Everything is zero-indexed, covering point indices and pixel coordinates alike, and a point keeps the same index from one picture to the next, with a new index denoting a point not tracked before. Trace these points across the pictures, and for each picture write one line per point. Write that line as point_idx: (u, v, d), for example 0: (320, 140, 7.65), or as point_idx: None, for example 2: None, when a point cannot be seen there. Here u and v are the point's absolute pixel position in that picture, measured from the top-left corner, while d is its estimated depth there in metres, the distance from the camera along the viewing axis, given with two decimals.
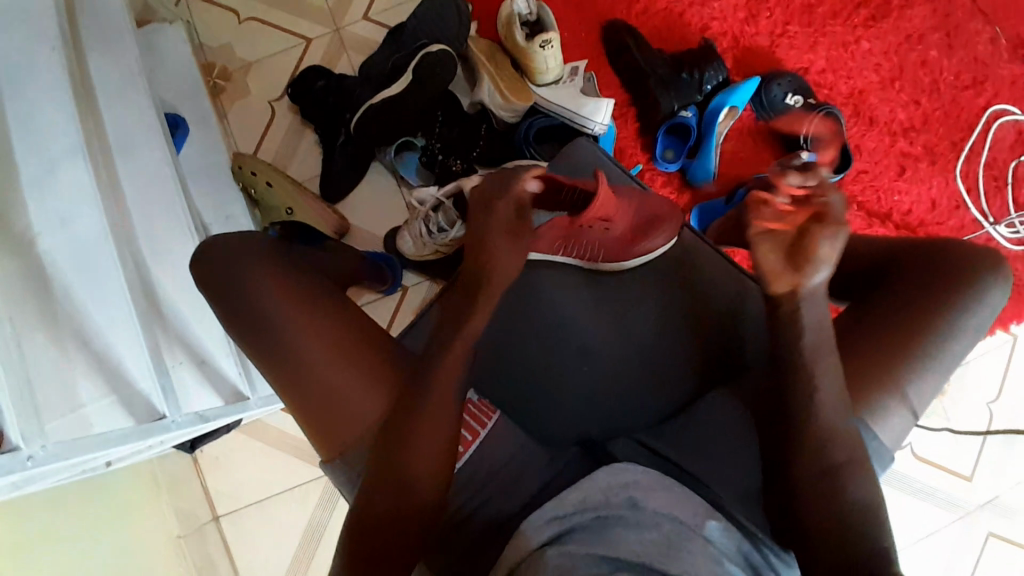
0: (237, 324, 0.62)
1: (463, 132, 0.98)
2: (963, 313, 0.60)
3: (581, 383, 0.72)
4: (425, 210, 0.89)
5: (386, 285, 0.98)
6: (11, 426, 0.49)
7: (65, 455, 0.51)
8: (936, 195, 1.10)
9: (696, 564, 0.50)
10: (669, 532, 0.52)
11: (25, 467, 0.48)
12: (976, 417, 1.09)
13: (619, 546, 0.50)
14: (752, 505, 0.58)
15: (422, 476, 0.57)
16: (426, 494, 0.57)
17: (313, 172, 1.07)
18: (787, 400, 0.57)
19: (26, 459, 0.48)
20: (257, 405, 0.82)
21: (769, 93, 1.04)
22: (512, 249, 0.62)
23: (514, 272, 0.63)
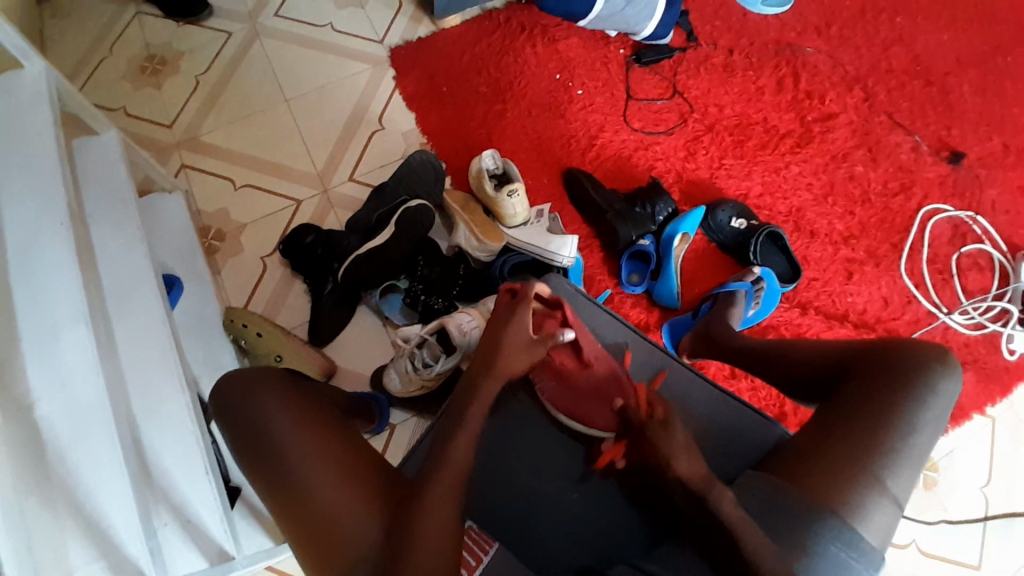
0: (253, 463, 0.66)
1: (443, 273, 1.05)
2: (919, 405, 0.64)
3: (568, 509, 0.72)
4: (411, 347, 0.93)
5: (375, 424, 0.98)
6: None
7: None
8: (887, 293, 1.19)
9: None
10: None
11: None
12: (973, 505, 1.08)
13: None
14: None
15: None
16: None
17: (301, 318, 1.13)
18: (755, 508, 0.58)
19: None
20: (241, 565, 0.78)
21: (716, 218, 1.15)
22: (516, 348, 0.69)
23: None
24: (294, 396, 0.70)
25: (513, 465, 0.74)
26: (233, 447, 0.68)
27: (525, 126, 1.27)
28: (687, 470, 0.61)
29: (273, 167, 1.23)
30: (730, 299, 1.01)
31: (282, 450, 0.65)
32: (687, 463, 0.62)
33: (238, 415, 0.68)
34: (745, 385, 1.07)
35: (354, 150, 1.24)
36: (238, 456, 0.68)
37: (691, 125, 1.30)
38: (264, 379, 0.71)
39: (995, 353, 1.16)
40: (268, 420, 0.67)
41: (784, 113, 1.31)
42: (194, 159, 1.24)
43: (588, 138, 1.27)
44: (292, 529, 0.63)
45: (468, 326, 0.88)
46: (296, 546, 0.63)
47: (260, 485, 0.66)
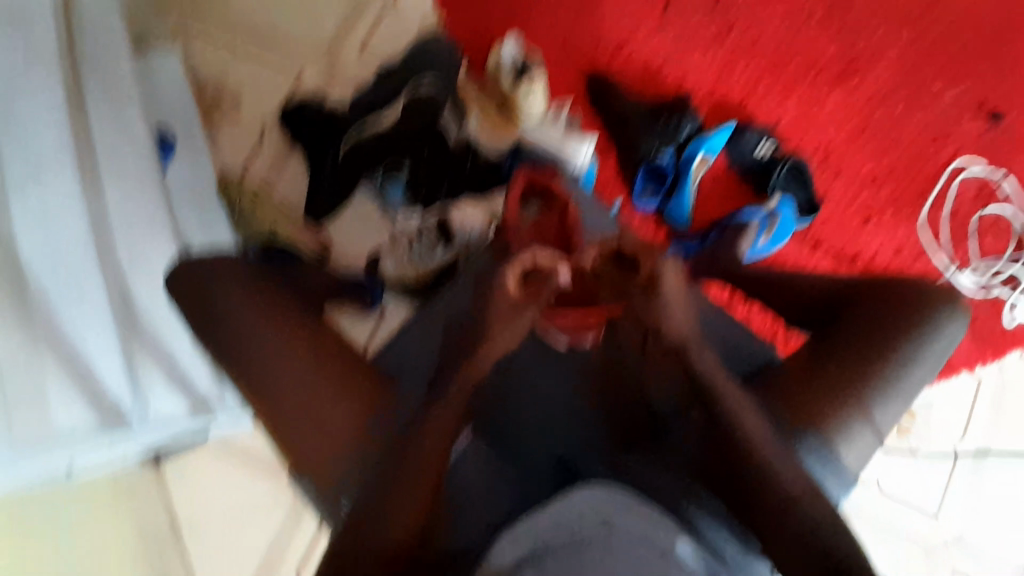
0: (226, 357, 0.68)
1: (450, 164, 1.01)
2: (920, 341, 0.63)
3: (550, 407, 0.73)
4: (412, 234, 0.95)
5: (366, 309, 0.98)
6: None
7: None
8: (900, 243, 1.16)
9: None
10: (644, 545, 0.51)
11: None
12: (939, 455, 1.11)
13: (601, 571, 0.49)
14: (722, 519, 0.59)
15: (393, 536, 0.54)
16: (404, 543, 0.54)
17: (299, 195, 1.09)
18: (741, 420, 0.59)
19: None
20: (226, 420, 0.82)
21: (744, 140, 1.08)
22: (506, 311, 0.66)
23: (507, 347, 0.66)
24: (258, 288, 0.71)
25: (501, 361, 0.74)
26: (209, 341, 0.69)
27: (553, 17, 1.17)
28: (678, 323, 0.65)
29: (278, 30, 1.14)
30: (742, 227, 0.97)
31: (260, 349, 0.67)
32: (677, 317, 0.65)
33: (210, 312, 0.69)
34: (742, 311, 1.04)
35: (366, 21, 1.15)
36: (211, 350, 0.70)
37: (731, 37, 1.20)
38: (233, 277, 0.72)
39: (996, 315, 1.14)
40: (245, 320, 0.68)
41: (835, 36, 1.21)
42: (193, 9, 1.14)
43: (620, 39, 1.18)
44: (269, 417, 0.66)
45: (469, 222, 0.92)
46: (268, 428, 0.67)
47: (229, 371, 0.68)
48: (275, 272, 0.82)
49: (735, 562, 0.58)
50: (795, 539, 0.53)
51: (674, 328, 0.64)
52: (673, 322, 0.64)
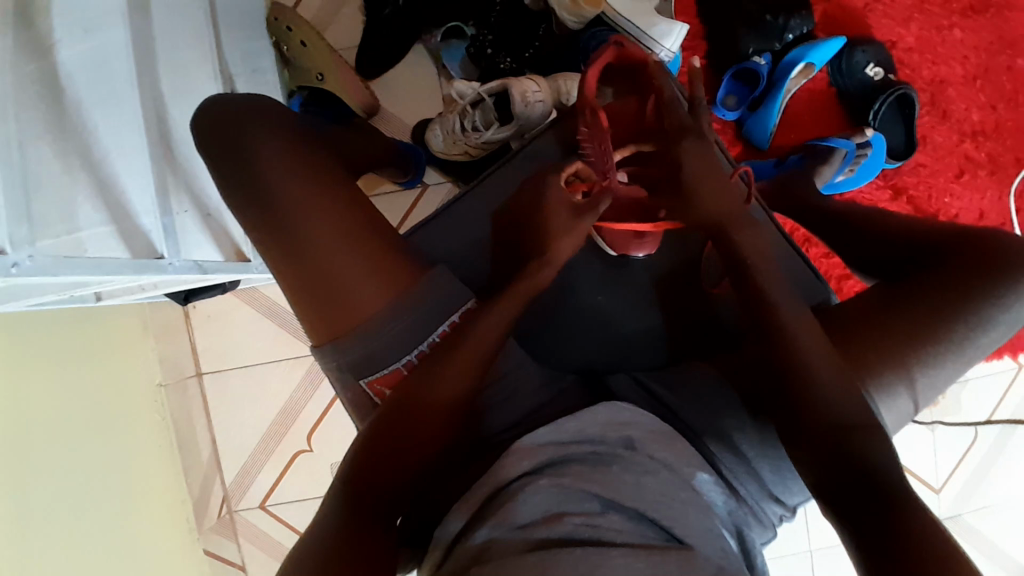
0: (252, 212, 0.61)
1: (519, 32, 0.91)
2: (1006, 302, 0.58)
3: (588, 309, 0.70)
4: (464, 104, 0.83)
5: (407, 178, 0.93)
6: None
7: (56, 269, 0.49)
8: (985, 207, 1.05)
9: (689, 513, 0.49)
10: (663, 474, 0.51)
11: (9, 272, 0.46)
12: (960, 432, 1.08)
13: (620, 486, 0.49)
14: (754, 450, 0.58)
15: (432, 401, 0.55)
16: (441, 413, 0.55)
17: (352, 42, 1.00)
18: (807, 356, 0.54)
19: (11, 265, 0.46)
20: (259, 270, 0.82)
21: (852, 58, 0.96)
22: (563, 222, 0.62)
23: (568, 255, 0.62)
24: (289, 140, 0.63)
25: None
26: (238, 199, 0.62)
27: None
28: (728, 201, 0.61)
29: None
30: (825, 155, 0.89)
31: (290, 215, 0.60)
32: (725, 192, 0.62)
33: (236, 165, 0.62)
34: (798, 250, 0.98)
35: None
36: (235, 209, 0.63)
37: None
38: (266, 124, 0.63)
39: None
40: (274, 180, 0.61)
41: None
42: None
43: None
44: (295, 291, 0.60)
45: (533, 97, 0.80)
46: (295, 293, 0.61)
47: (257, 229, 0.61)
48: (317, 129, 0.73)
49: (749, 495, 0.58)
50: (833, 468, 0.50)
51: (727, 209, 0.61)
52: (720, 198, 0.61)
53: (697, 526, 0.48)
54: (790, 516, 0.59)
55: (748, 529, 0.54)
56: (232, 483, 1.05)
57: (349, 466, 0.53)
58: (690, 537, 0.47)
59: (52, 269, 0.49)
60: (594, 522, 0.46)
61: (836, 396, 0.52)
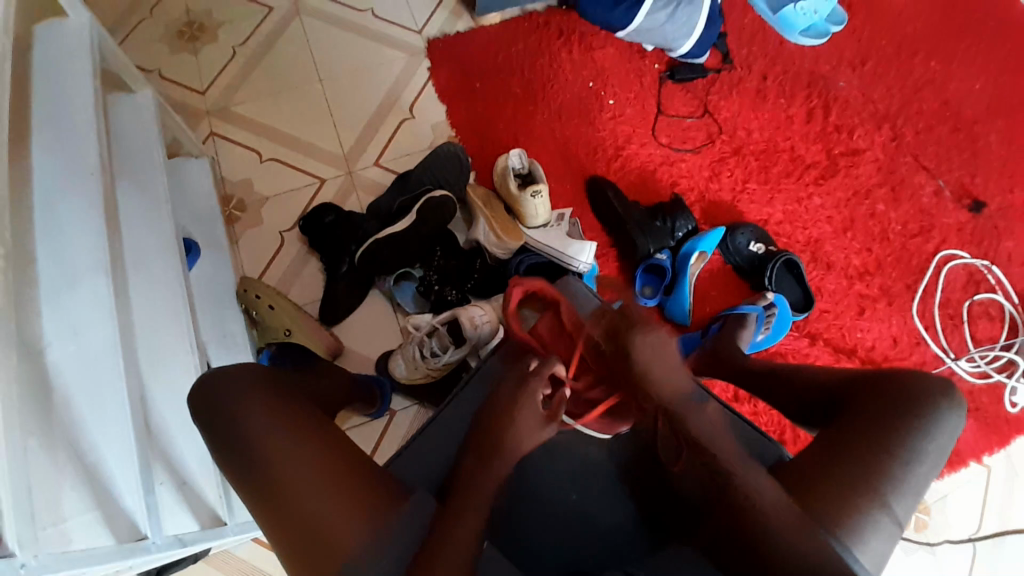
0: (236, 468, 0.65)
1: (459, 266, 1.06)
2: (924, 434, 0.65)
3: (563, 506, 0.73)
4: (421, 334, 0.93)
5: (375, 408, 0.99)
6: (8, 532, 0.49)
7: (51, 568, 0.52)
8: (896, 332, 1.19)
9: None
10: None
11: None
12: (962, 553, 1.08)
13: None
14: None
15: None
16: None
17: (313, 296, 1.13)
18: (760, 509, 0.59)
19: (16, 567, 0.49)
20: (234, 533, 0.79)
21: (734, 239, 1.15)
22: (527, 424, 0.69)
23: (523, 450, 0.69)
24: (270, 394, 0.69)
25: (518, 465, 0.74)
26: (229, 466, 0.66)
27: (552, 130, 1.27)
28: (669, 390, 0.68)
29: (300, 144, 1.24)
30: (742, 319, 1.02)
31: (278, 473, 0.63)
32: (659, 374, 0.69)
33: (226, 433, 0.66)
34: (748, 409, 1.06)
35: (382, 135, 1.25)
36: (229, 476, 0.66)
37: (717, 145, 1.30)
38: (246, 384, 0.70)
39: (998, 403, 1.15)
40: (254, 433, 0.65)
41: (812, 142, 1.31)
42: (223, 127, 1.25)
43: (615, 147, 1.28)
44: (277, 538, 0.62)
45: (479, 320, 0.91)
46: (279, 543, 0.62)
47: (240, 483, 0.65)
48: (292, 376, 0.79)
49: None
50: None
51: (667, 399, 0.68)
52: (654, 377, 0.69)
53: None
54: None
55: None
56: None
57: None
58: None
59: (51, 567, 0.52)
60: None
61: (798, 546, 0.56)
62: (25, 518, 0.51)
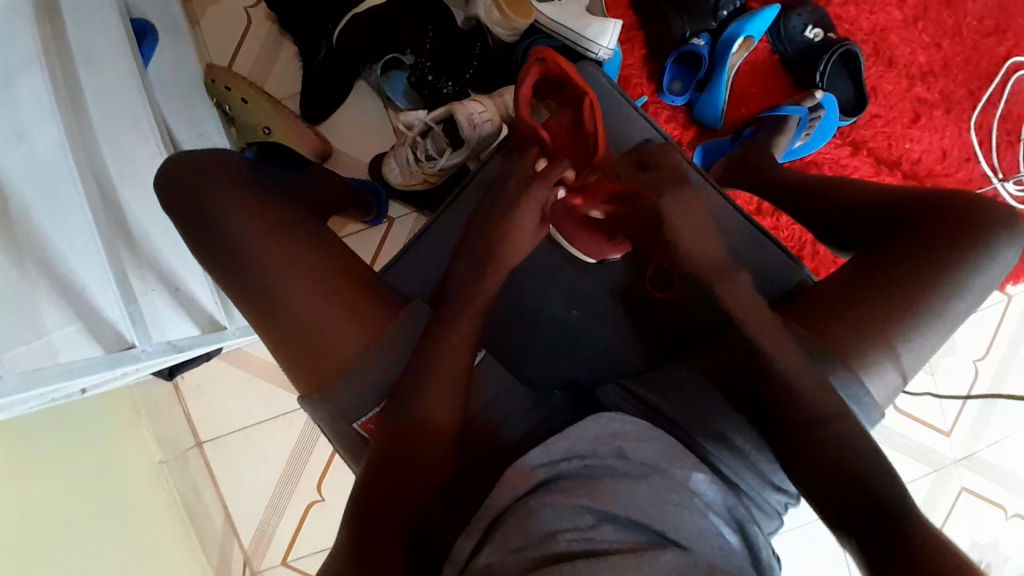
0: (219, 267, 0.61)
1: (455, 52, 0.91)
2: (973, 266, 0.58)
3: (563, 321, 0.70)
4: (413, 135, 0.83)
5: (371, 217, 0.93)
6: None
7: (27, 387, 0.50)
8: (948, 145, 1.05)
9: (684, 516, 0.48)
10: (656, 484, 0.50)
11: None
12: (962, 371, 1.09)
13: (613, 495, 0.48)
14: (752, 438, 0.57)
15: (428, 419, 0.55)
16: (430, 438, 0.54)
17: (293, 90, 1.00)
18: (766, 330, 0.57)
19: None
20: (235, 336, 0.81)
21: (788, 24, 0.97)
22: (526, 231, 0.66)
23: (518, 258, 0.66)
24: (252, 191, 0.63)
25: (520, 287, 0.70)
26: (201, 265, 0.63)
27: None
28: None
29: None
30: (781, 124, 0.90)
31: (267, 275, 0.59)
32: None
33: (206, 230, 0.61)
34: (769, 222, 0.98)
35: None
36: (212, 275, 0.62)
37: None
38: (223, 179, 0.63)
39: None
40: (240, 230, 0.60)
41: None
42: None
43: None
44: (270, 337, 0.60)
45: (480, 119, 0.79)
46: (274, 346, 0.61)
47: (226, 284, 0.61)
48: (271, 172, 0.73)
49: (748, 487, 0.57)
50: (826, 470, 0.51)
51: None
52: None
53: (693, 526, 0.48)
54: (796, 501, 0.58)
55: (751, 525, 0.53)
56: (249, 546, 1.04)
57: (354, 503, 0.53)
58: (676, 533, 0.47)
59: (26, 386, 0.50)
60: (588, 535, 0.45)
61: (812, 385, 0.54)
62: None
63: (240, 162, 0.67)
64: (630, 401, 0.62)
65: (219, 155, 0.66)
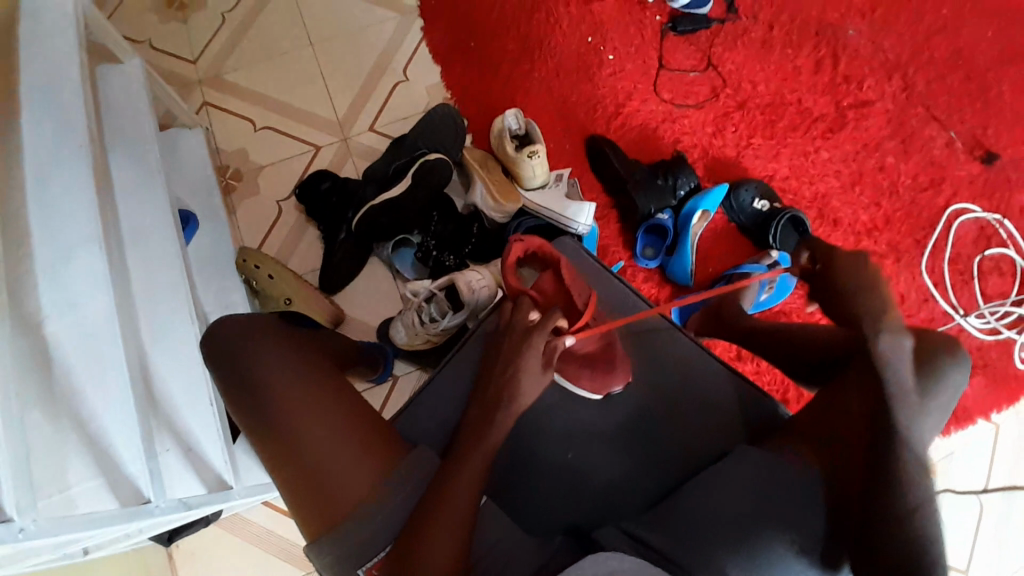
0: (250, 415, 0.67)
1: (457, 230, 1.05)
2: (929, 389, 0.64)
3: (563, 467, 0.74)
4: (418, 300, 0.93)
5: (377, 373, 0.99)
6: (8, 497, 0.50)
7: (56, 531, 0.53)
8: (903, 289, 1.17)
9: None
10: None
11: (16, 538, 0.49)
12: (966, 505, 1.09)
13: None
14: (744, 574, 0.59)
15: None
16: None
17: (313, 265, 1.13)
18: None
19: (18, 530, 0.50)
20: (241, 496, 0.81)
21: (738, 197, 1.13)
22: (530, 374, 0.66)
23: (527, 401, 0.66)
24: (286, 346, 0.72)
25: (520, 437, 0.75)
26: (232, 413, 0.69)
27: (550, 88, 1.24)
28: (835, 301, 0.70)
29: (293, 111, 1.22)
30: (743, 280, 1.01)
31: (291, 422, 0.65)
32: None
33: (241, 381, 0.68)
34: (750, 367, 1.05)
35: (375, 99, 1.22)
36: (241, 423, 0.68)
37: (721, 99, 1.26)
38: (260, 336, 0.72)
39: (1007, 359, 1.13)
40: (271, 380, 0.68)
41: (820, 95, 1.27)
42: (214, 96, 1.22)
43: (615, 105, 1.24)
44: (286, 483, 0.64)
45: (476, 285, 0.90)
46: (290, 491, 0.64)
47: (253, 430, 0.67)
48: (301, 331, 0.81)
49: None
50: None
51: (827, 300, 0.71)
52: None
53: None
54: None
55: None
56: None
57: None
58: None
59: (54, 530, 0.53)
60: None
61: None
62: (25, 485, 0.52)
63: (275, 323, 0.75)
64: (629, 542, 0.63)
65: (258, 317, 0.75)
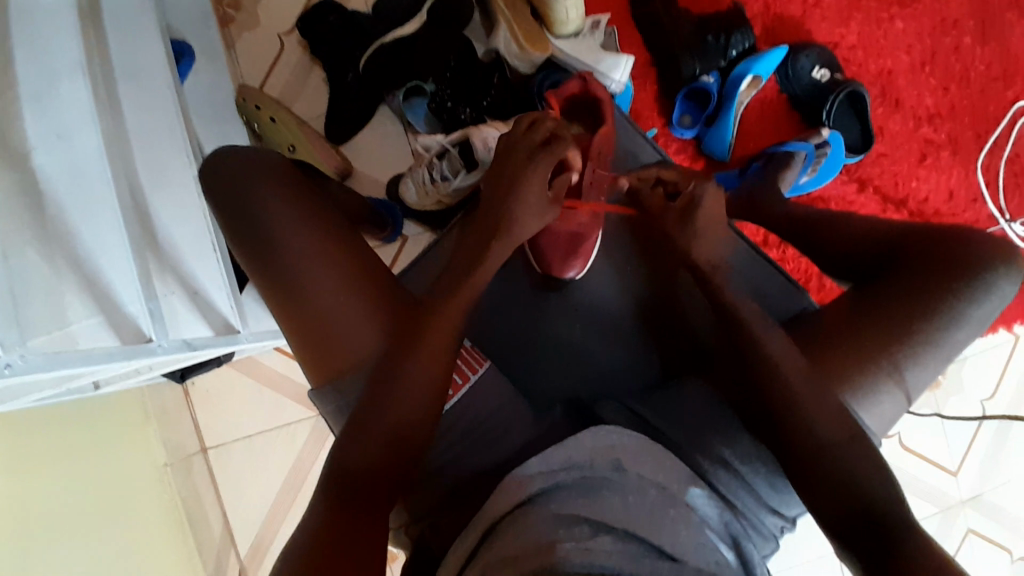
0: (248, 248, 0.64)
1: (474, 80, 0.95)
2: (972, 300, 0.61)
3: (568, 340, 0.74)
4: (431, 156, 0.87)
5: (387, 233, 0.96)
6: None
7: (47, 365, 0.51)
8: (955, 186, 1.07)
9: (680, 532, 0.48)
10: (653, 497, 0.51)
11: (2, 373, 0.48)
12: (968, 411, 1.08)
13: (611, 507, 0.49)
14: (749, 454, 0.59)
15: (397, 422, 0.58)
16: (417, 422, 0.59)
17: (320, 112, 1.05)
18: (761, 348, 0.58)
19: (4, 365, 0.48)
20: (248, 340, 0.80)
21: (796, 64, 1.00)
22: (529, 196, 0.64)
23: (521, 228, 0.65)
24: (287, 180, 0.66)
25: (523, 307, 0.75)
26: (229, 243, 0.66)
27: None
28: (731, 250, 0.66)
29: None
30: (787, 159, 0.92)
31: (291, 261, 0.62)
32: None
33: (241, 213, 0.64)
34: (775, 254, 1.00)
35: None
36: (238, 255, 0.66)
37: None
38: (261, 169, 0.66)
39: None
40: (273, 216, 0.63)
41: None
42: None
43: None
44: (284, 318, 0.63)
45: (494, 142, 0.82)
46: (286, 324, 0.64)
47: (249, 263, 0.64)
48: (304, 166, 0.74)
49: (746, 507, 0.59)
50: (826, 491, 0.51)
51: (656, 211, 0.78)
52: None
53: (688, 540, 0.48)
54: (791, 527, 0.60)
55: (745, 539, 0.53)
56: (247, 554, 1.04)
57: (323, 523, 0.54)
58: (670, 544, 0.47)
59: (45, 365, 0.51)
60: (585, 545, 0.44)
61: (827, 413, 0.54)
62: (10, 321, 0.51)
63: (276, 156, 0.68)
64: (627, 416, 0.63)
65: (259, 149, 0.68)
